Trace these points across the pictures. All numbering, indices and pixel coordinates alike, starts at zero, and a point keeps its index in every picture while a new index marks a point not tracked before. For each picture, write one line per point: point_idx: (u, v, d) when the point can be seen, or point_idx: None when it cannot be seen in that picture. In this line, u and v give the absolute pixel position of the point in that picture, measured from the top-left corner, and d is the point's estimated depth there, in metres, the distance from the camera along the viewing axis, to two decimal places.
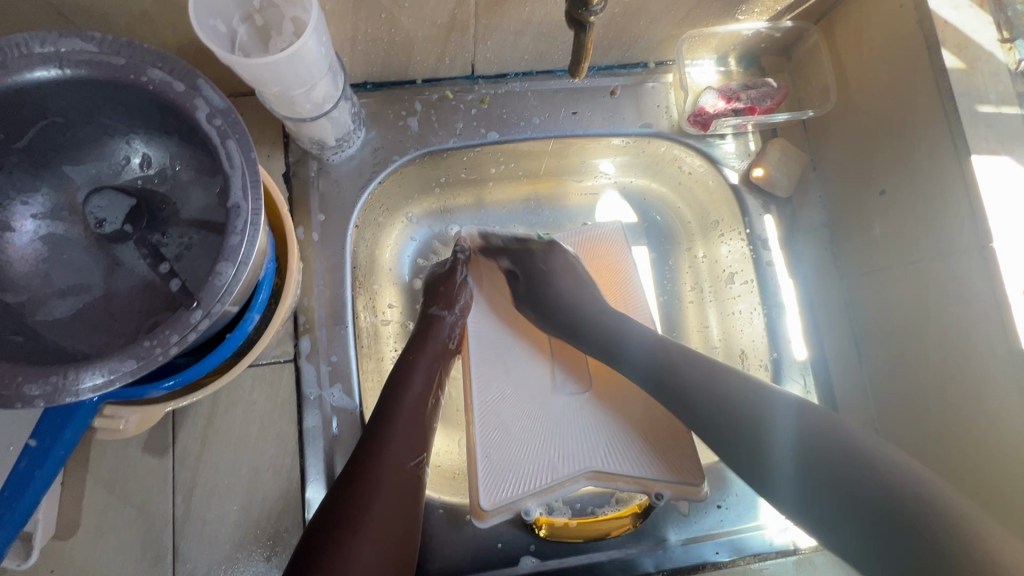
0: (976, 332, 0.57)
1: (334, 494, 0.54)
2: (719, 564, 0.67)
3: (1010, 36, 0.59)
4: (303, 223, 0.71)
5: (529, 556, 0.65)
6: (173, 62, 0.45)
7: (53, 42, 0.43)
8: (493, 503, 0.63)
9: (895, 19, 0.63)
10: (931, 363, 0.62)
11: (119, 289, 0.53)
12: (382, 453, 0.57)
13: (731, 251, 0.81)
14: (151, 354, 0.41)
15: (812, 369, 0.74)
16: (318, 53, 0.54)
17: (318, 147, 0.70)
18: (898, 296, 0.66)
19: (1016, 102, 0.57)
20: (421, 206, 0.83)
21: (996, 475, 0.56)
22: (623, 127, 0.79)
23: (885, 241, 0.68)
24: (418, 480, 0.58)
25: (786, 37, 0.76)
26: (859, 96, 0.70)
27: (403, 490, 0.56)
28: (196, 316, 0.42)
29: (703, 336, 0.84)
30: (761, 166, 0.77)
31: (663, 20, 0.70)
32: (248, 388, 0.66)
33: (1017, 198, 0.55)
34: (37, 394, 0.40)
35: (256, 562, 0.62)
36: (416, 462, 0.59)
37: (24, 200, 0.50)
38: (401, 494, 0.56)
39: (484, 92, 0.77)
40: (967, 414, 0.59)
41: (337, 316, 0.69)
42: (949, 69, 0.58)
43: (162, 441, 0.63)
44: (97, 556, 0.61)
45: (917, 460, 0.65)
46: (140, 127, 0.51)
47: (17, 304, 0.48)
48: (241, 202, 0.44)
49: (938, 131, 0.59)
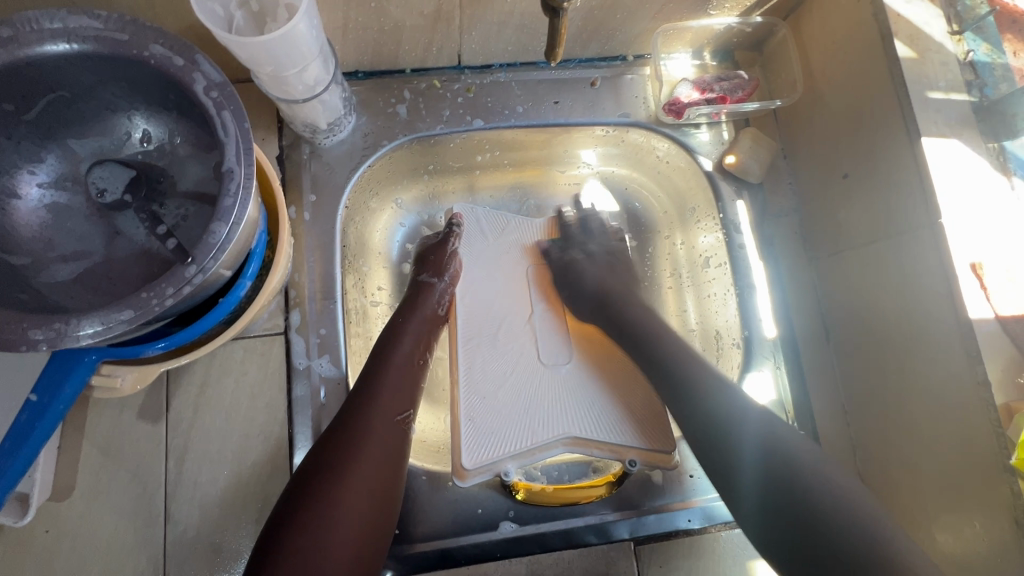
0: (926, 303, 0.60)
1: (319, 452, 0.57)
2: (691, 530, 0.69)
3: (959, 28, 0.64)
4: (295, 203, 0.75)
5: (508, 521, 0.68)
6: (173, 39, 0.49)
7: (61, 18, 0.47)
8: (474, 463, 0.67)
9: (855, 13, 0.67)
10: (889, 340, 0.66)
11: (118, 255, 0.56)
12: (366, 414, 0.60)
13: (707, 238, 0.85)
14: (147, 304, 0.44)
15: (782, 347, 0.78)
16: (309, 36, 0.58)
17: (310, 130, 0.73)
18: (860, 277, 0.69)
19: (965, 89, 0.62)
20: (410, 192, 0.87)
21: (944, 439, 0.60)
22: (603, 117, 0.83)
23: (848, 223, 0.71)
24: (400, 439, 0.62)
25: (757, 32, 0.81)
26: (823, 87, 0.74)
27: (385, 447, 0.59)
28: (190, 271, 0.45)
29: (681, 320, 0.87)
30: (733, 154, 0.81)
31: (639, 13, 0.74)
32: (240, 358, 0.68)
33: (962, 175, 0.59)
34: (41, 338, 0.43)
35: (244, 525, 0.64)
36: (402, 419, 0.62)
37: (31, 168, 0.53)
38: (382, 450, 0.59)
39: (470, 81, 0.81)
40: (920, 383, 0.62)
41: (326, 291, 0.72)
42: (901, 58, 0.62)
43: (156, 408, 0.66)
44: (91, 517, 0.63)
45: (879, 432, 0.68)
46: (141, 103, 0.55)
47: (21, 266, 0.51)
48: (235, 167, 0.48)
49: (893, 115, 0.63)
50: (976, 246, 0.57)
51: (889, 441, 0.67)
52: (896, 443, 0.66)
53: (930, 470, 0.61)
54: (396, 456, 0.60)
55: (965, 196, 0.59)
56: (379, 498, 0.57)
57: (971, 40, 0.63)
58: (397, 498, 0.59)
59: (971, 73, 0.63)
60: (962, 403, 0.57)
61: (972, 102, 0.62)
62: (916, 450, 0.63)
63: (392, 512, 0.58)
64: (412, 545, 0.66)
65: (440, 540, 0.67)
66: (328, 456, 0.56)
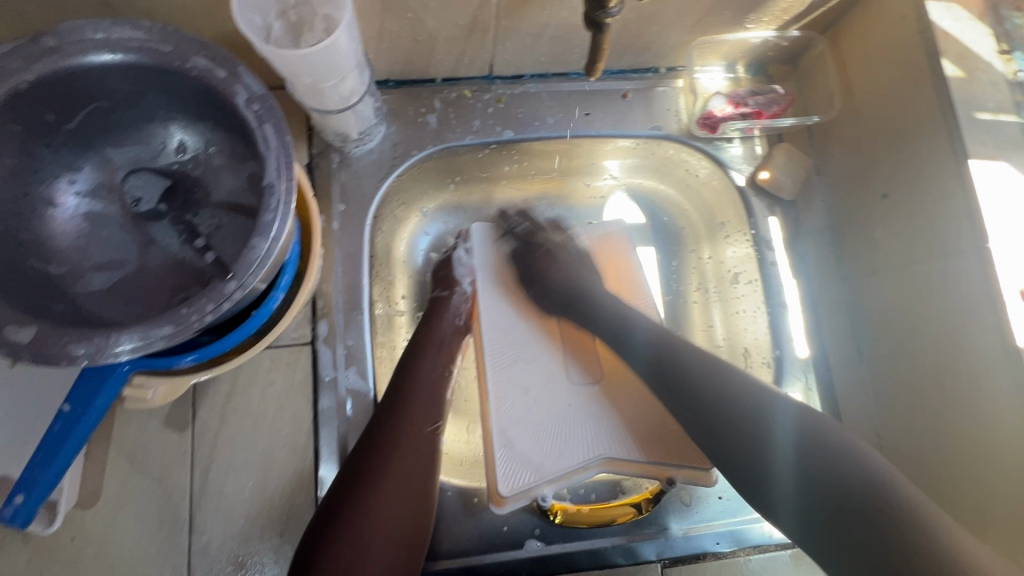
0: (968, 323, 0.59)
1: (349, 470, 0.57)
2: (719, 554, 0.68)
3: (1008, 47, 0.62)
4: (323, 212, 0.74)
5: (534, 539, 0.67)
6: (215, 51, 0.48)
7: (105, 28, 0.46)
8: (511, 490, 0.65)
9: (898, 30, 0.66)
10: (927, 361, 0.64)
11: (152, 264, 0.56)
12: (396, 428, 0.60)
13: (736, 253, 0.84)
14: (187, 321, 0.44)
15: (814, 367, 0.76)
16: (349, 48, 0.58)
17: (341, 139, 0.73)
18: (900, 295, 0.67)
19: (1013, 110, 0.60)
20: (435, 200, 0.85)
21: (992, 469, 0.57)
22: (634, 129, 0.82)
23: (886, 244, 0.69)
24: (434, 444, 0.61)
25: (793, 45, 0.79)
26: (863, 104, 0.72)
27: (422, 453, 0.60)
28: (230, 287, 0.45)
29: (707, 336, 0.84)
30: (767, 170, 0.80)
31: (676, 26, 0.73)
32: (267, 368, 0.68)
33: (1013, 199, 0.57)
34: (81, 353, 0.42)
35: (269, 537, 0.64)
36: (433, 427, 0.62)
37: (69, 177, 0.53)
38: (420, 457, 0.59)
39: (500, 92, 0.80)
40: (962, 410, 0.60)
41: (354, 302, 0.72)
42: (949, 78, 0.61)
43: (182, 416, 0.66)
44: (117, 525, 0.63)
45: (914, 457, 0.66)
46: (179, 113, 0.54)
47: (58, 275, 0.50)
48: (275, 181, 0.47)
49: (939, 136, 0.62)
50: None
51: (926, 466, 0.65)
52: (936, 469, 0.63)
53: (965, 498, 0.60)
54: (430, 469, 0.59)
55: (1010, 218, 0.57)
56: (416, 512, 0.57)
57: (1020, 60, 0.62)
58: (432, 511, 0.59)
59: (1020, 93, 0.61)
60: (1006, 433, 0.56)
61: (1022, 124, 0.60)
62: (959, 477, 0.61)
63: (428, 522, 0.58)
64: (436, 562, 0.65)
65: (465, 558, 0.66)
66: (354, 474, 0.56)
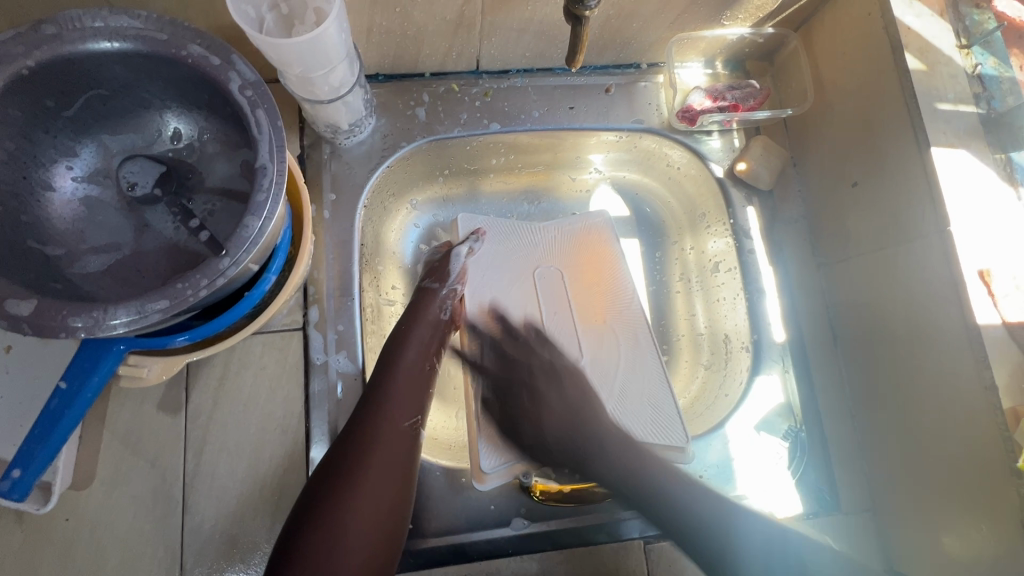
0: (933, 306, 0.62)
1: (326, 470, 0.58)
2: None
3: (968, 42, 0.66)
4: (315, 202, 0.76)
5: (521, 517, 0.69)
6: (210, 39, 0.50)
7: (103, 17, 0.48)
8: (492, 466, 0.70)
9: (864, 25, 0.69)
10: (896, 343, 0.67)
11: (147, 248, 0.57)
12: (374, 427, 0.61)
13: (717, 244, 0.86)
14: (183, 295, 0.46)
15: (791, 353, 0.78)
16: (338, 39, 0.60)
17: (331, 131, 0.75)
18: (872, 280, 0.70)
19: (972, 101, 0.64)
20: (424, 193, 0.88)
21: (951, 448, 0.61)
22: (616, 123, 0.84)
23: (857, 231, 0.72)
24: (415, 437, 0.63)
25: (768, 42, 0.83)
26: (833, 96, 0.75)
27: (400, 447, 0.62)
28: (224, 263, 0.46)
29: (689, 324, 0.88)
30: (744, 161, 0.82)
31: (655, 23, 0.76)
32: (259, 352, 0.70)
33: (969, 185, 0.61)
34: (79, 325, 0.44)
35: (261, 517, 0.65)
36: (412, 422, 0.64)
37: (67, 162, 0.55)
38: (398, 451, 0.61)
39: (487, 86, 0.83)
40: (927, 390, 0.63)
41: (344, 288, 0.73)
42: (912, 71, 0.64)
43: (175, 400, 0.67)
44: (111, 507, 0.64)
45: (884, 433, 0.70)
46: (174, 102, 0.57)
47: (55, 256, 0.52)
48: (267, 163, 0.49)
49: (902, 124, 0.65)
50: (983, 254, 0.59)
51: (896, 442, 0.68)
52: (903, 445, 0.67)
53: (931, 472, 0.63)
54: (408, 465, 0.61)
55: (971, 204, 0.60)
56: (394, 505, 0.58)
57: (978, 54, 0.65)
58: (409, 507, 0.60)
59: (979, 86, 0.65)
60: (967, 411, 0.59)
61: (980, 114, 0.64)
62: (927, 453, 0.64)
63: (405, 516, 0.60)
64: (425, 539, 0.67)
65: (453, 535, 0.68)
66: (336, 471, 0.58)
